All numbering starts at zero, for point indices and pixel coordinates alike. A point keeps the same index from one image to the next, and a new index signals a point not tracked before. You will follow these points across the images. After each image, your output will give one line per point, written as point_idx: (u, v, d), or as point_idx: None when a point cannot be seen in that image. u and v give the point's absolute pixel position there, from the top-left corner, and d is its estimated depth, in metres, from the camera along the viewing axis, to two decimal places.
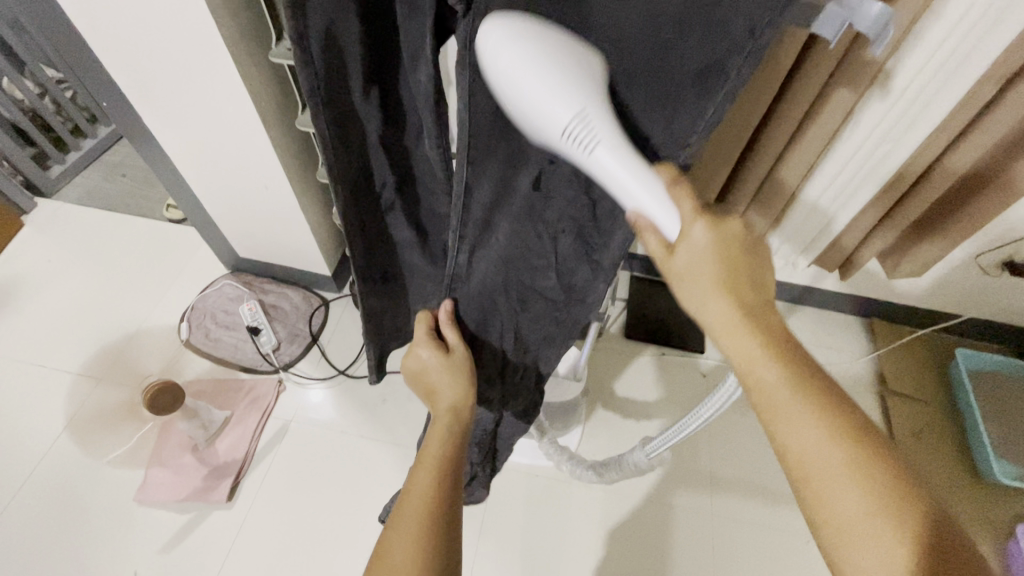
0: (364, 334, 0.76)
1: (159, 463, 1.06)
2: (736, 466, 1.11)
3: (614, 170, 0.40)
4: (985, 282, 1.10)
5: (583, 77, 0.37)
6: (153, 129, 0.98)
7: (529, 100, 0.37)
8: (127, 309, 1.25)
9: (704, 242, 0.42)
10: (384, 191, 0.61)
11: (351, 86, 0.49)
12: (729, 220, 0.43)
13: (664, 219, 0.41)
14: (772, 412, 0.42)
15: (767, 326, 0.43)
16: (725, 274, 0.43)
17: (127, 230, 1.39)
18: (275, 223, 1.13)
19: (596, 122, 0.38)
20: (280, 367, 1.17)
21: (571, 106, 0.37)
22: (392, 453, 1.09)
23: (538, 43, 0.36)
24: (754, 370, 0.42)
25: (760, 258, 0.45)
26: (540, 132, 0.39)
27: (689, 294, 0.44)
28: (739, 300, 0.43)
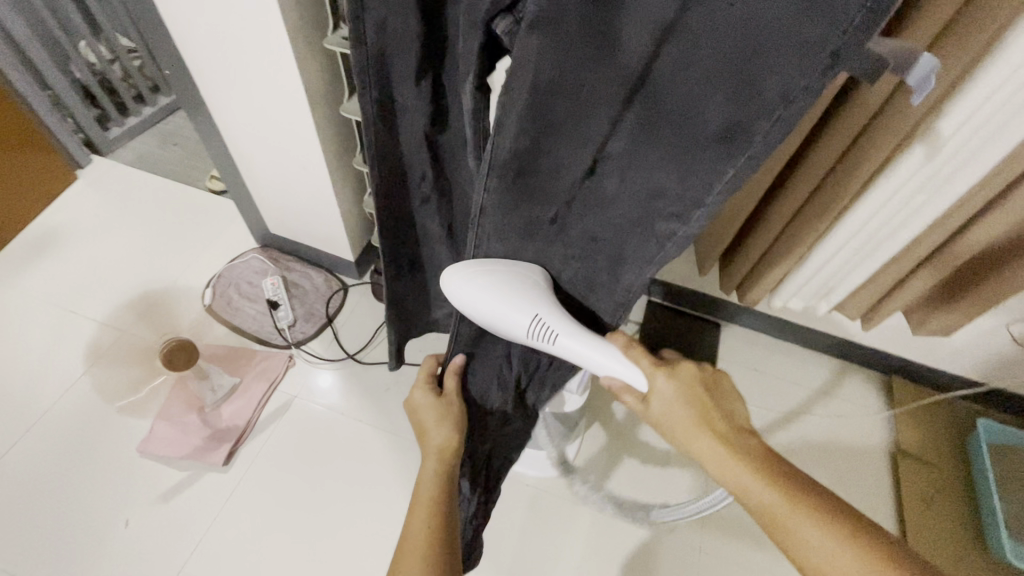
0: (386, 317, 0.77)
1: (165, 419, 1.09)
2: (731, 504, 1.09)
3: (574, 347, 0.55)
4: (1016, 354, 1.05)
5: (528, 291, 0.55)
6: (207, 101, 1.03)
7: (492, 317, 0.55)
8: (158, 269, 1.31)
9: (667, 389, 0.53)
10: (421, 183, 0.61)
11: (402, 79, 0.48)
12: (683, 364, 0.55)
13: (627, 374, 0.54)
14: (776, 526, 0.46)
15: (747, 449, 0.50)
16: (695, 413, 0.52)
17: (171, 195, 1.45)
18: (307, 204, 1.17)
19: (552, 317, 0.54)
20: (293, 343, 1.20)
21: (524, 313, 0.54)
22: (387, 443, 1.10)
23: (493, 280, 0.55)
24: (752, 493, 0.47)
25: (721, 391, 0.55)
26: (512, 332, 0.55)
27: (677, 437, 0.52)
28: (715, 432, 0.51)
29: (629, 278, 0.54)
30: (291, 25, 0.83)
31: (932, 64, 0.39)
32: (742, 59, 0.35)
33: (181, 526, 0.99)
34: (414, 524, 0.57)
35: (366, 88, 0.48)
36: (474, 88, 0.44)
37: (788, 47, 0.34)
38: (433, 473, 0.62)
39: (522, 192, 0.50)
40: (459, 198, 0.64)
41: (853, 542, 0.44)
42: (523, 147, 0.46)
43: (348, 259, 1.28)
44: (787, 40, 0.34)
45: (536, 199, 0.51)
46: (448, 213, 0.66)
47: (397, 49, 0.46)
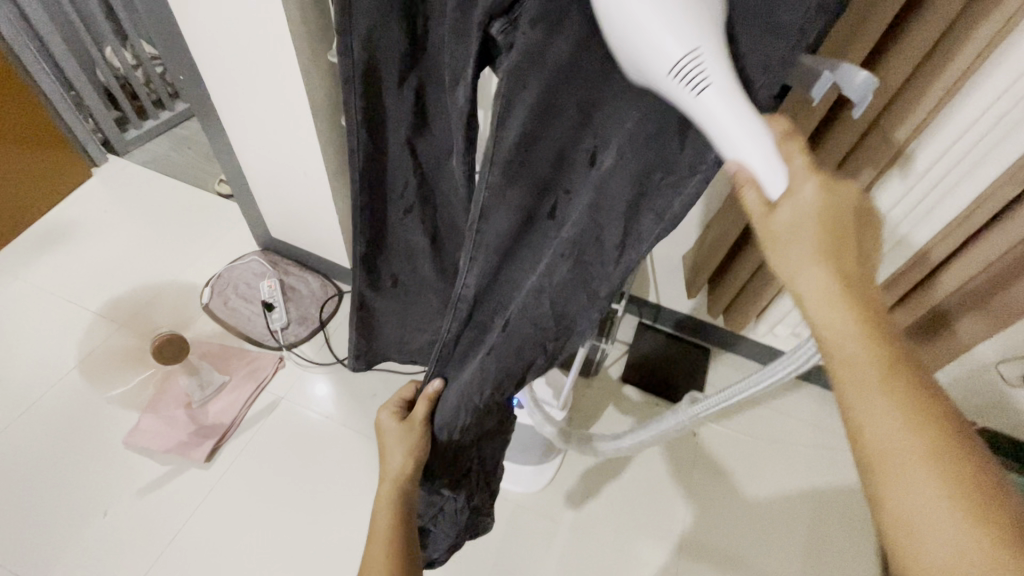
0: (353, 330, 0.79)
1: (153, 412, 1.11)
2: (710, 529, 1.08)
3: (728, 118, 0.32)
4: (1002, 394, 1.05)
5: (714, 15, 0.31)
6: (217, 107, 1.08)
7: (638, 30, 0.31)
8: (161, 266, 1.34)
9: (807, 208, 0.35)
10: (405, 192, 0.62)
11: (387, 84, 0.51)
12: (843, 182, 0.36)
13: (770, 173, 0.34)
14: (848, 382, 0.34)
15: (869, 299, 0.35)
16: (827, 239, 0.35)
17: (180, 196, 1.50)
18: (307, 210, 1.20)
19: (714, 55, 0.31)
20: (284, 345, 1.22)
21: (688, 39, 0.31)
22: (369, 448, 1.11)
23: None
24: (847, 340, 0.34)
25: (868, 225, 0.37)
26: (643, 67, 0.33)
27: (782, 258, 0.36)
28: (841, 267, 0.35)
29: (602, 293, 0.46)
30: (298, 38, 0.87)
31: (870, 79, 0.38)
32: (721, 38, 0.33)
33: (159, 519, 1.00)
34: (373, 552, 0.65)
35: (355, 93, 0.50)
36: (468, 100, 0.43)
37: (765, 25, 0.32)
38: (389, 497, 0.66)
39: (510, 194, 0.44)
40: (443, 209, 0.66)
41: (945, 447, 0.32)
42: (513, 152, 0.41)
43: (345, 265, 1.31)
44: (766, 12, 0.32)
45: (530, 206, 0.45)
46: (432, 223, 0.67)
47: (384, 54, 0.48)
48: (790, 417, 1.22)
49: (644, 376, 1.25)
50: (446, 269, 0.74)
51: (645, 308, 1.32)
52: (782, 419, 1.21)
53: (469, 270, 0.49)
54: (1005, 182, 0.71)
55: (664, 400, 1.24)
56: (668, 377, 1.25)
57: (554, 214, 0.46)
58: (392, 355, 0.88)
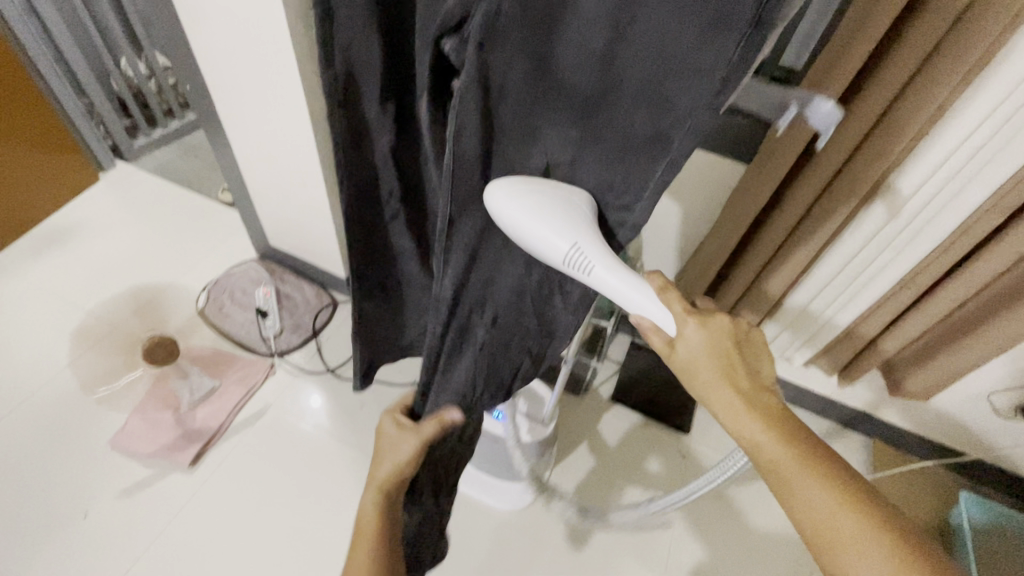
0: (354, 341, 0.78)
1: (140, 414, 1.11)
2: (695, 555, 1.06)
3: (613, 285, 0.44)
4: (995, 424, 1.03)
5: (577, 217, 0.43)
6: (221, 117, 1.11)
7: (528, 233, 0.43)
8: (159, 270, 1.36)
9: (698, 337, 0.46)
10: (389, 201, 0.64)
11: (368, 100, 0.53)
12: (715, 316, 0.48)
13: (656, 315, 0.46)
14: (780, 480, 0.43)
15: (764, 406, 0.45)
16: (723, 367, 0.46)
17: (183, 202, 1.53)
18: (305, 219, 1.22)
19: (591, 247, 0.43)
20: (275, 352, 1.23)
21: (566, 238, 0.43)
22: (354, 459, 1.10)
23: (535, 197, 0.43)
24: (760, 446, 0.44)
25: (750, 349, 0.49)
26: (542, 254, 0.44)
27: (696, 388, 0.47)
28: (738, 386, 0.46)
29: (574, 291, 0.52)
30: (301, 52, 0.90)
31: None
32: (654, 77, 0.37)
33: (139, 523, 1.00)
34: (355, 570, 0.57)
35: (336, 112, 0.51)
36: (431, 109, 0.46)
37: (688, 65, 0.36)
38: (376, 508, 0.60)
39: (477, 202, 0.46)
40: (427, 211, 0.68)
41: (861, 514, 0.41)
42: (475, 165, 0.43)
43: (340, 275, 1.32)
44: (686, 58, 0.36)
45: (491, 213, 0.47)
46: (419, 225, 0.69)
47: (363, 72, 0.50)
48: None
49: (633, 396, 1.25)
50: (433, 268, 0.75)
51: (637, 328, 1.32)
52: None
53: (445, 275, 0.50)
54: (987, 216, 0.70)
55: (654, 422, 1.23)
56: (658, 398, 1.25)
57: None
58: (385, 358, 0.88)
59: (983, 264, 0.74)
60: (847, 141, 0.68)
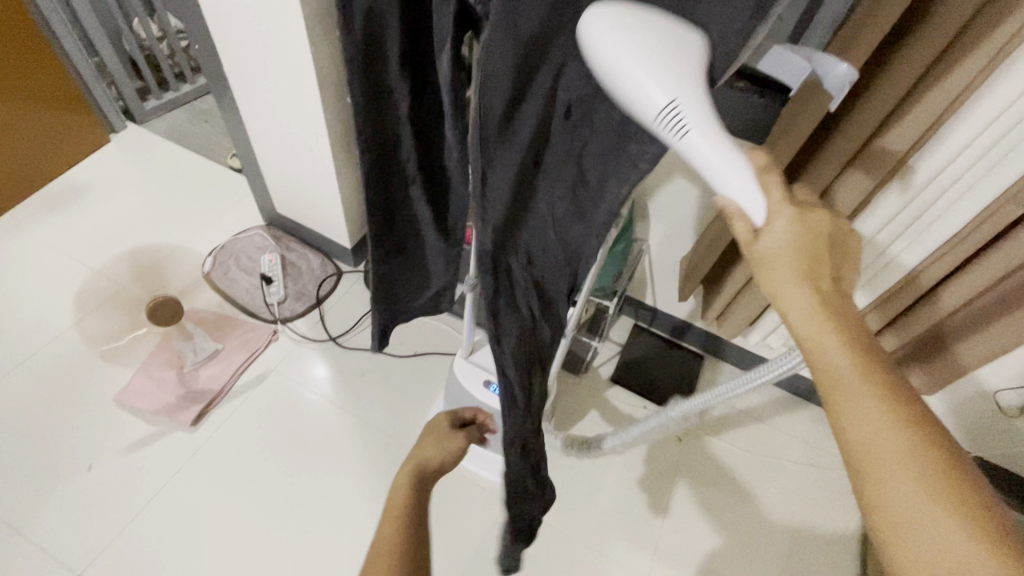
0: (373, 300, 0.77)
1: (144, 374, 1.13)
2: (685, 536, 1.06)
3: (707, 155, 0.38)
4: (998, 421, 1.01)
5: (687, 63, 0.36)
6: (229, 79, 1.09)
7: (626, 80, 0.36)
8: (167, 233, 1.37)
9: (790, 229, 0.39)
10: (409, 163, 0.63)
11: (388, 56, 0.52)
12: (813, 212, 0.40)
13: (750, 200, 0.38)
14: (838, 395, 0.36)
15: (845, 313, 0.38)
16: (807, 263, 0.39)
17: (193, 167, 1.53)
18: (311, 186, 1.21)
19: (692, 107, 0.36)
20: (279, 319, 1.24)
21: (667, 88, 0.36)
22: (351, 427, 1.11)
23: (644, 35, 0.36)
24: (824, 349, 0.37)
25: (842, 255, 0.41)
26: (632, 110, 0.38)
27: (768, 280, 0.40)
28: (820, 287, 0.38)
29: (594, 228, 0.51)
30: (308, 11, 0.88)
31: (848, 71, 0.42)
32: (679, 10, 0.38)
33: (138, 479, 1.02)
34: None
35: (354, 69, 0.51)
36: (451, 63, 0.45)
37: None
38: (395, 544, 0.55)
39: (505, 150, 0.44)
40: (447, 178, 0.66)
41: (927, 452, 0.34)
42: (501, 118, 0.42)
43: (345, 246, 1.32)
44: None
45: (526, 159, 0.46)
46: (438, 190, 0.68)
47: (385, 29, 0.50)
48: (782, 432, 1.18)
49: (633, 377, 1.25)
50: (451, 233, 0.73)
51: (641, 311, 1.31)
52: (774, 434, 1.18)
53: (485, 231, 0.48)
54: (1009, 204, 0.68)
55: (653, 405, 1.23)
56: (659, 381, 1.24)
57: (541, 160, 0.47)
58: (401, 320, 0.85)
59: (997, 256, 0.72)
60: (866, 123, 0.66)
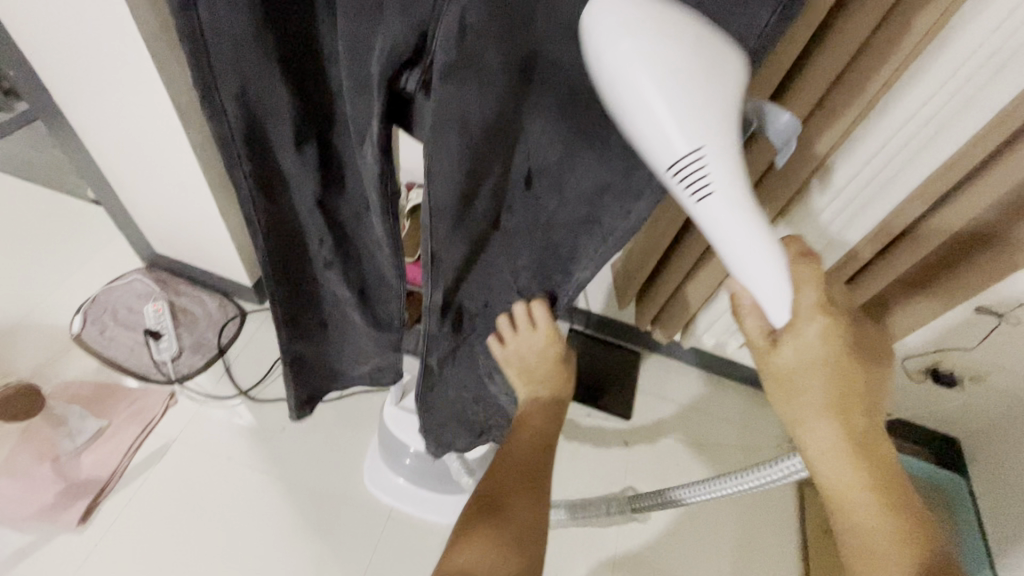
0: (289, 381, 0.71)
1: (8, 474, 0.94)
2: (644, 542, 1.05)
3: (726, 220, 0.33)
4: (908, 382, 1.09)
5: (727, 101, 0.31)
6: (63, 107, 0.90)
7: (644, 122, 0.30)
8: (18, 292, 1.15)
9: (814, 346, 0.38)
10: (319, 247, 0.54)
11: (276, 145, 0.44)
12: (839, 319, 0.40)
13: (767, 280, 0.35)
14: (848, 527, 0.41)
15: (874, 449, 0.40)
16: (839, 396, 0.39)
17: (40, 204, 1.29)
18: (193, 221, 1.05)
19: (719, 163, 0.31)
20: (175, 378, 1.08)
21: (689, 135, 0.30)
22: (276, 488, 1.00)
23: (667, 54, 0.29)
24: (846, 488, 0.40)
25: (867, 373, 0.42)
26: (644, 159, 0.32)
27: (795, 406, 0.40)
28: (851, 422, 0.39)
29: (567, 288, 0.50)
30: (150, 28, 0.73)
31: (792, 123, 0.38)
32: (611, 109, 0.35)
33: None
34: (474, 546, 0.50)
35: (236, 158, 0.43)
36: (379, 159, 0.39)
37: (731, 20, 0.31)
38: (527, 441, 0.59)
39: (455, 231, 0.44)
40: (368, 262, 0.57)
41: None
42: (455, 204, 0.41)
43: (244, 282, 1.17)
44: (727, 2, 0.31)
45: (479, 229, 0.45)
46: (360, 280, 0.59)
47: (269, 117, 0.41)
48: (719, 419, 1.22)
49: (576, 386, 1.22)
50: (381, 320, 0.64)
51: (577, 316, 1.28)
52: (712, 422, 1.21)
53: (435, 290, 0.49)
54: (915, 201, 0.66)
55: (598, 411, 1.20)
56: (603, 387, 1.22)
57: (499, 225, 0.46)
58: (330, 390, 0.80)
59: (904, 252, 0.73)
60: None
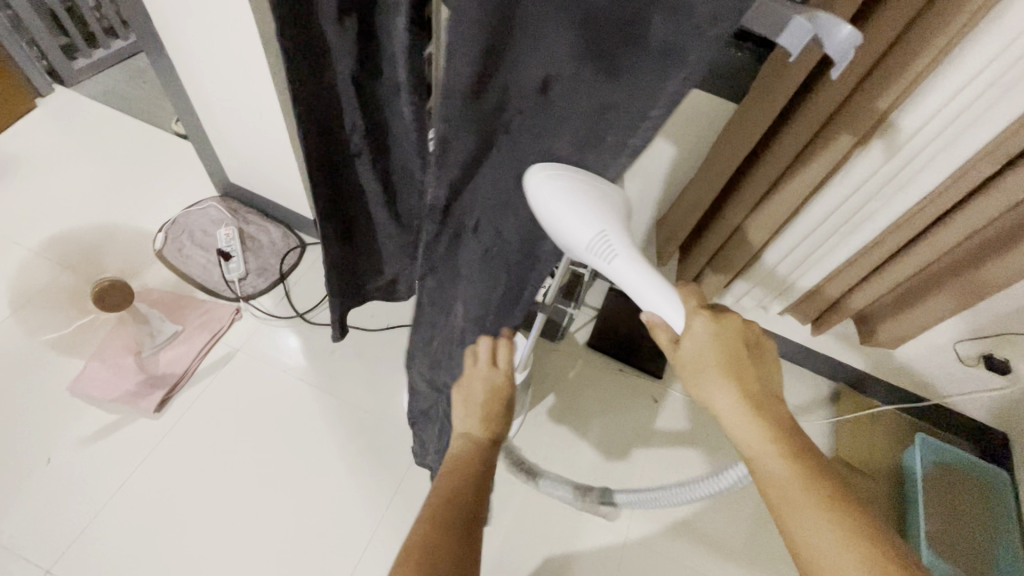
0: (331, 284, 0.77)
1: (98, 360, 1.07)
2: (664, 495, 1.07)
3: (630, 275, 0.49)
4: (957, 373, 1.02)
5: (608, 209, 0.47)
6: (162, 37, 0.98)
7: (561, 224, 0.47)
8: (110, 208, 1.27)
9: (704, 333, 0.49)
10: (354, 135, 0.58)
11: (321, 15, 0.46)
12: (730, 316, 0.51)
13: (671, 315, 0.50)
14: (778, 496, 0.45)
15: (772, 415, 0.48)
16: (731, 364, 0.49)
17: (132, 132, 1.41)
18: (267, 152, 1.12)
19: (612, 240, 0.48)
20: (241, 297, 1.18)
21: (592, 229, 0.47)
22: (324, 403, 1.09)
23: (571, 186, 0.46)
24: (761, 456, 0.46)
25: (758, 360, 0.51)
26: (568, 245, 0.49)
27: (702, 386, 0.50)
28: (745, 390, 0.48)
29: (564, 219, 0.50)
30: None
31: (852, 36, 0.37)
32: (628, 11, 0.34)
33: (104, 470, 0.98)
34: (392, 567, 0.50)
35: (284, 28, 0.45)
36: (410, 27, 0.42)
37: None
38: (464, 455, 0.66)
39: (468, 122, 0.44)
40: (396, 152, 0.62)
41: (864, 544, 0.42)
42: (468, 91, 0.41)
43: (307, 216, 1.25)
44: None
45: (488, 127, 0.46)
46: (385, 171, 0.64)
47: None
48: None
49: (608, 341, 1.24)
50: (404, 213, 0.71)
51: None
52: None
53: (438, 188, 0.50)
54: (981, 162, 0.64)
55: (629, 367, 1.23)
56: (636, 346, 1.24)
57: (509, 129, 0.47)
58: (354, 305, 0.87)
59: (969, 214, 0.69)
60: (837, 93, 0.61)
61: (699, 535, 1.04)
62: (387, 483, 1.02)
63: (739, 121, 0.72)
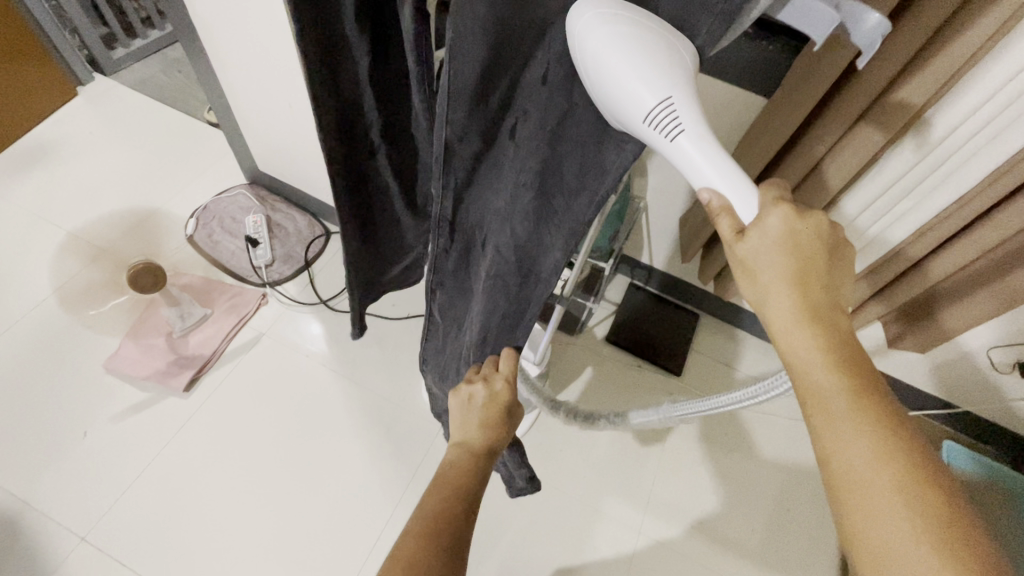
0: (351, 282, 0.78)
1: (132, 340, 1.12)
2: (678, 492, 1.07)
3: (697, 160, 0.36)
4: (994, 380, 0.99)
5: (682, 62, 0.34)
6: (198, 27, 1.00)
7: (613, 81, 0.35)
8: (146, 194, 1.31)
9: (777, 230, 0.38)
10: (371, 133, 0.59)
11: (343, 17, 0.47)
12: (812, 213, 0.38)
13: (742, 201, 0.37)
14: (818, 409, 0.38)
15: (835, 329, 0.38)
16: (796, 265, 0.38)
17: (167, 121, 1.45)
18: (295, 142, 1.14)
19: (682, 106, 0.35)
20: (267, 282, 1.21)
21: (657, 89, 0.34)
22: (344, 389, 1.11)
23: (630, 27, 0.34)
24: (809, 367, 0.38)
25: (839, 263, 0.40)
26: (622, 116, 0.36)
27: (751, 282, 0.40)
28: (809, 297, 0.38)
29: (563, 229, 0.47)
30: None
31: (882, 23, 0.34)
32: None
33: (136, 446, 1.03)
34: None
35: (301, 34, 0.46)
36: (415, 18, 0.41)
37: None
38: (454, 466, 0.62)
39: (472, 120, 0.44)
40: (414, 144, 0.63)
41: (909, 478, 0.35)
42: (474, 87, 0.41)
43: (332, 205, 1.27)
44: None
45: (491, 125, 0.46)
46: (405, 163, 0.66)
47: None
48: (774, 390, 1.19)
49: (625, 336, 1.24)
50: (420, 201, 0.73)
51: (637, 272, 1.29)
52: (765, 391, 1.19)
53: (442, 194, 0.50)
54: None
55: (647, 364, 1.22)
56: (654, 342, 1.23)
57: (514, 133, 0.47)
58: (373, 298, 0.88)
59: (1006, 215, 0.66)
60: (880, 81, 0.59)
61: (714, 533, 1.04)
62: (404, 469, 1.04)
63: (769, 115, 0.70)
